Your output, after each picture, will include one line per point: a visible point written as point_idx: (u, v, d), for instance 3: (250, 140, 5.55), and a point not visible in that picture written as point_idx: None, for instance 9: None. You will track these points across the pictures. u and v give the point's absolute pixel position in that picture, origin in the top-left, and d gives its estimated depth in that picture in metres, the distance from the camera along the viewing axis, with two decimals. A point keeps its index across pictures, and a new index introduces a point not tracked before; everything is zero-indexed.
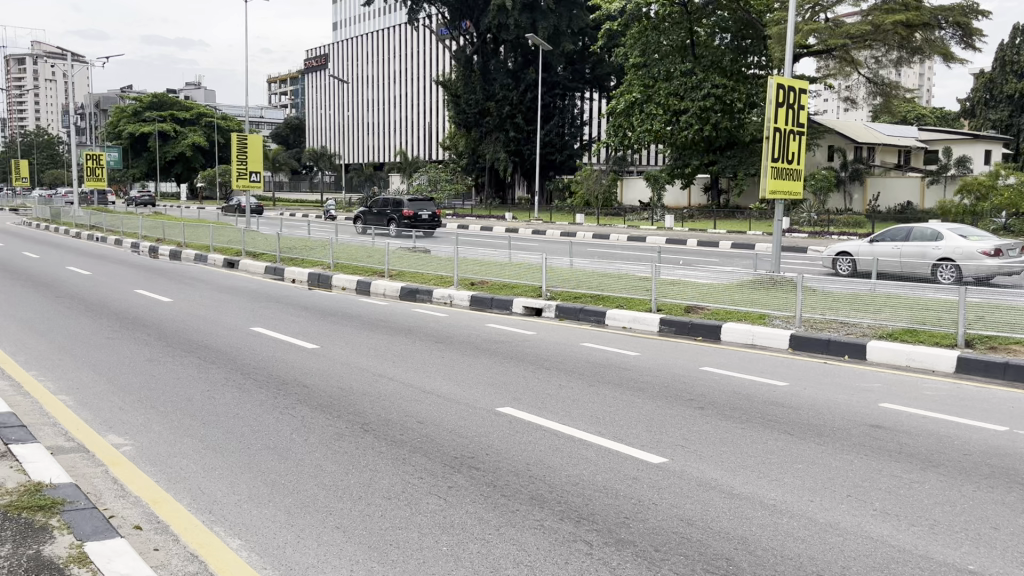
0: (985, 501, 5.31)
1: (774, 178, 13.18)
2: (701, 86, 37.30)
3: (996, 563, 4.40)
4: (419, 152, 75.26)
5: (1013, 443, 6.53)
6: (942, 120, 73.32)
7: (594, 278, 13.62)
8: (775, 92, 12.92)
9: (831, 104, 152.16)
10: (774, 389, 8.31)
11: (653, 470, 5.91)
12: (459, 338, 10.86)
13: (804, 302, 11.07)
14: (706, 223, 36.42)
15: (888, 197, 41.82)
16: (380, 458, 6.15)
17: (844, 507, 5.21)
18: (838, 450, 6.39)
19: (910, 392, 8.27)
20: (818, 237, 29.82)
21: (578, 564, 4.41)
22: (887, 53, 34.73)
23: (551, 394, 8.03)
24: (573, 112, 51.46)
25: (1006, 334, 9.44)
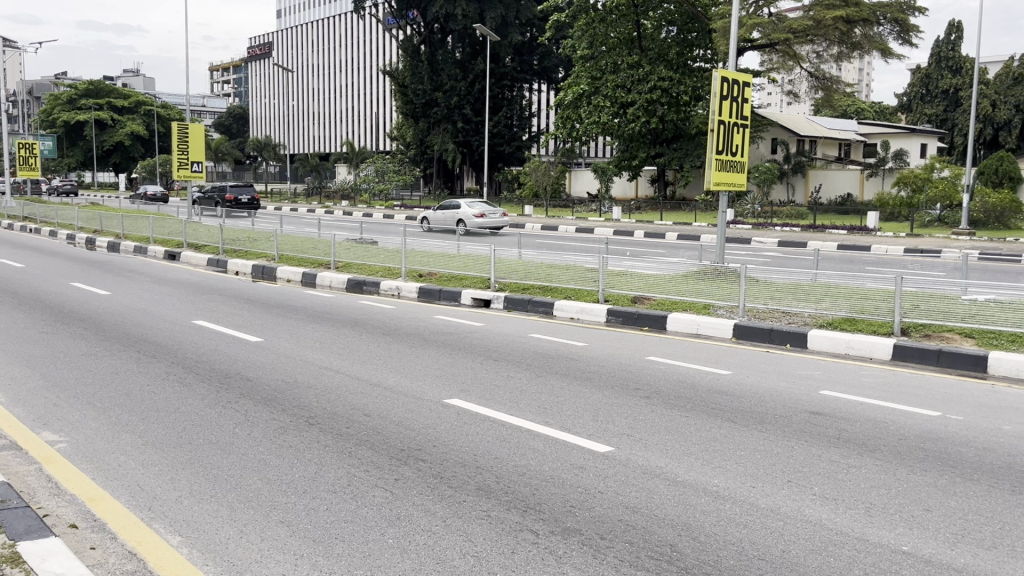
0: (919, 483, 5.48)
1: (718, 170, 13.36)
2: (647, 79, 37.68)
3: (929, 543, 4.55)
4: (367, 142, 74.60)
5: (946, 428, 6.75)
6: (880, 114, 75.25)
7: (542, 269, 13.65)
8: (719, 85, 13.08)
9: (776, 97, 154.89)
10: (718, 378, 8.46)
11: (599, 459, 5.96)
12: (407, 330, 10.80)
13: (746, 292, 11.26)
14: (652, 215, 36.80)
15: (830, 189, 42.77)
16: (325, 451, 6.09)
17: (784, 492, 5.32)
18: (781, 437, 6.52)
19: (849, 379, 8.48)
20: (762, 229, 30.36)
21: (524, 554, 4.43)
22: (828, 48, 35.56)
23: (499, 385, 8.04)
24: (522, 103, 51.50)
25: (939, 323, 9.76)
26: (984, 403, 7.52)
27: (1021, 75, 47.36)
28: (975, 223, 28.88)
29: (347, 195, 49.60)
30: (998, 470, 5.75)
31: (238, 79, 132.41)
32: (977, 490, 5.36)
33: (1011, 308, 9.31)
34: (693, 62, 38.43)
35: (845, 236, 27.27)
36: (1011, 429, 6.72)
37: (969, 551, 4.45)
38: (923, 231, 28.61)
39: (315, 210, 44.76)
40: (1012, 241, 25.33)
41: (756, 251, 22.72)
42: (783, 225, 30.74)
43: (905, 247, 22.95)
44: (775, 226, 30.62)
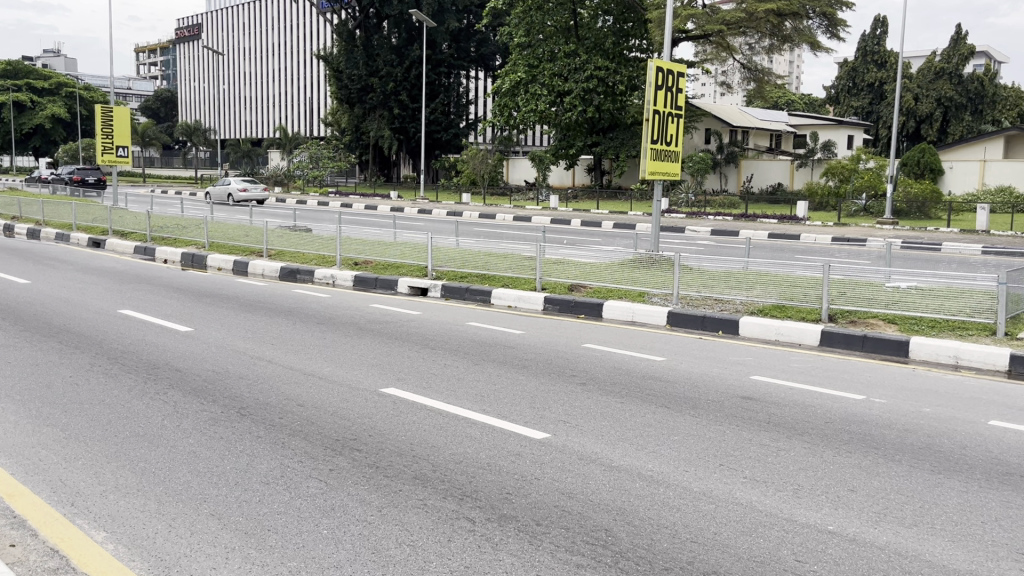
0: (844, 464, 5.65)
1: (653, 159, 13.51)
2: (584, 68, 37.89)
3: (854, 522, 4.69)
4: (300, 128, 73.53)
5: (870, 411, 6.98)
6: (810, 106, 76.97)
7: (479, 258, 13.63)
8: (654, 75, 13.21)
9: (709, 88, 157.62)
10: (653, 364, 8.58)
11: (536, 446, 5.99)
12: (342, 319, 10.67)
13: (681, 280, 11.45)
14: (589, 204, 37.08)
15: (761, 179, 43.69)
16: (257, 443, 5.97)
17: (716, 476, 5.43)
18: (713, 421, 6.65)
19: (779, 364, 8.69)
20: (696, 218, 30.86)
21: (460, 542, 4.42)
22: (760, 40, 36.21)
23: (436, 373, 8.01)
24: (459, 90, 51.27)
25: (863, 309, 10.10)
26: (905, 386, 7.81)
27: (942, 69, 49.01)
28: (899, 213, 29.93)
29: (280, 181, 48.62)
30: (918, 451, 5.97)
31: (165, 60, 128.31)
32: (898, 470, 5.56)
33: (931, 294, 9.69)
34: (629, 52, 38.71)
35: (776, 226, 27.89)
36: (931, 411, 6.99)
37: (891, 529, 4.61)
38: (849, 221, 29.45)
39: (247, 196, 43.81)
40: (932, 231, 26.25)
41: (690, 239, 23.13)
42: (716, 214, 31.28)
43: (832, 236, 23.63)
44: (709, 216, 31.16)
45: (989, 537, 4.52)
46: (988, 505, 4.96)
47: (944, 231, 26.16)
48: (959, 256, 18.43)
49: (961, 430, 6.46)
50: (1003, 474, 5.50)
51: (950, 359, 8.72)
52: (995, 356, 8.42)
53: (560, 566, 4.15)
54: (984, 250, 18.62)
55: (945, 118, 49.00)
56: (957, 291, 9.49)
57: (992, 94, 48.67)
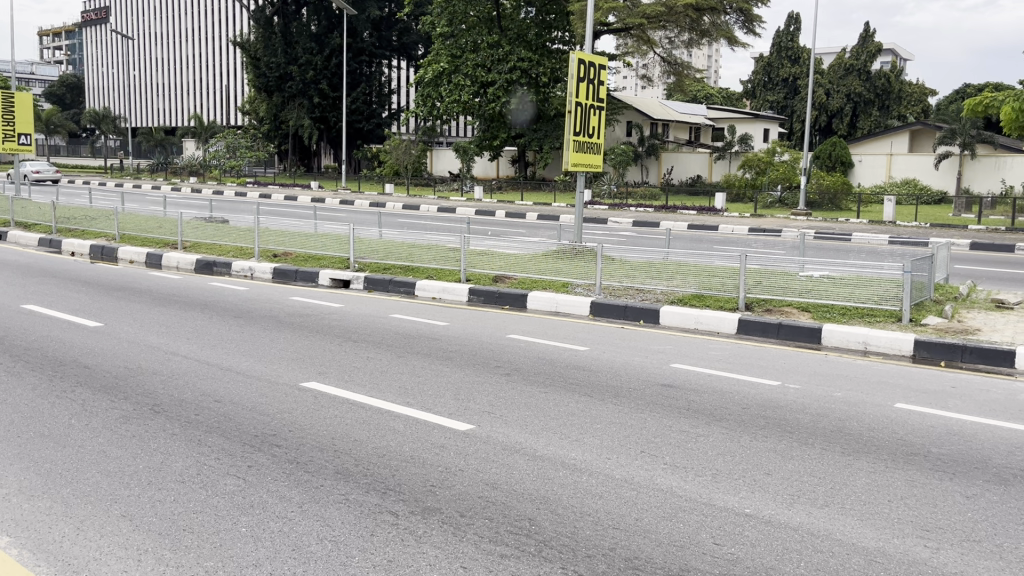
0: (761, 449, 5.80)
1: (576, 151, 13.61)
2: (507, 59, 37.90)
3: (769, 504, 4.83)
4: (217, 117, 71.55)
5: (785, 396, 7.19)
6: (727, 100, 78.69)
7: (403, 249, 13.50)
8: (576, 67, 13.29)
9: (629, 81, 159.80)
10: (576, 354, 8.64)
11: (460, 437, 5.97)
12: (261, 312, 10.41)
13: (603, 270, 11.60)
14: (513, 195, 37.17)
15: (681, 171, 44.49)
16: (172, 440, 5.79)
17: (638, 462, 5.52)
18: (634, 409, 6.75)
19: (698, 352, 8.88)
20: (618, 210, 31.25)
21: (383, 535, 4.38)
22: (679, 35, 36.86)
23: (358, 367, 7.89)
24: (380, 80, 50.68)
25: (778, 297, 10.40)
26: (818, 372, 8.07)
27: (851, 65, 50.75)
28: (812, 204, 30.72)
29: (195, 171, 47.08)
30: (830, 434, 6.17)
31: (72, 46, 122.68)
32: (812, 453, 5.74)
33: (842, 284, 10.04)
34: (551, 43, 38.87)
35: (695, 217, 28.49)
36: (841, 395, 7.24)
37: (805, 510, 4.75)
38: (765, 212, 30.22)
39: (159, 186, 42.41)
40: (843, 222, 27.16)
41: (612, 231, 23.39)
42: (637, 206, 31.74)
43: (748, 227, 24.21)
44: (630, 208, 31.59)
45: (895, 514, 4.71)
46: (894, 484, 5.17)
47: (854, 222, 27.16)
48: (865, 246, 19.15)
49: (870, 412, 6.73)
50: (907, 454, 5.74)
51: (860, 345, 9.05)
52: (900, 341, 8.80)
53: (484, 556, 4.15)
54: (889, 240, 19.36)
55: (854, 113, 50.81)
56: (866, 279, 9.87)
57: (898, 91, 50.71)
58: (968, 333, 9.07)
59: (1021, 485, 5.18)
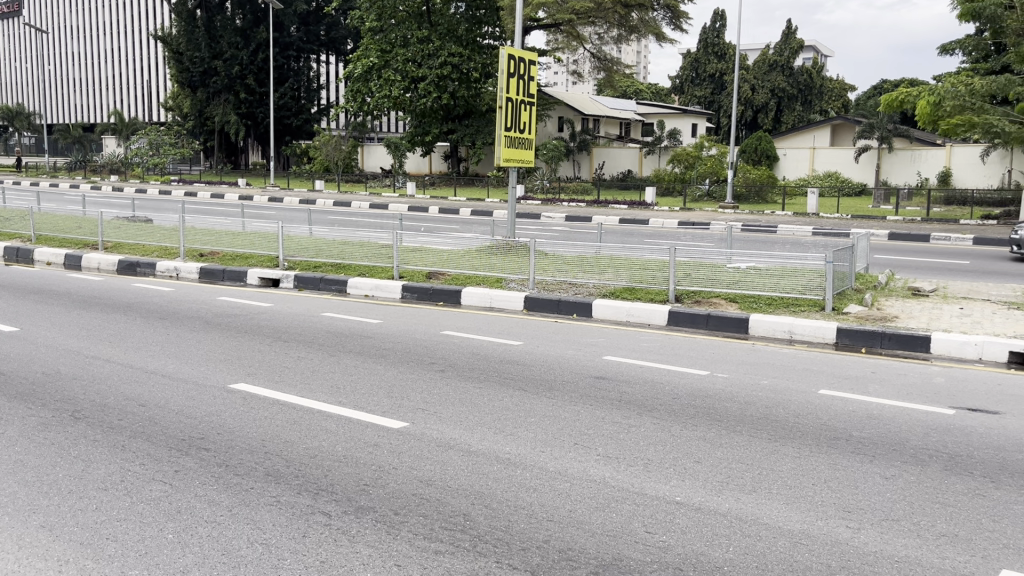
0: (691, 438, 5.91)
1: (507, 147, 13.61)
2: (437, 55, 37.74)
3: (699, 492, 4.93)
4: (138, 113, 69.41)
5: (713, 386, 7.34)
6: (656, 94, 79.76)
7: (335, 246, 13.33)
8: (506, 63, 13.29)
9: (560, 77, 161.06)
10: (509, 349, 8.66)
11: (394, 435, 5.93)
12: (187, 314, 10.15)
13: (536, 265, 11.63)
14: (446, 190, 37.04)
15: (612, 165, 44.94)
16: (94, 446, 5.62)
17: (571, 454, 5.56)
18: (568, 401, 6.81)
19: (630, 344, 9.00)
20: (552, 204, 31.51)
21: (315, 536, 4.33)
22: (608, 31, 37.22)
23: (289, 367, 7.76)
24: (308, 75, 49.98)
25: (707, 289, 10.61)
26: (744, 360, 8.27)
27: (775, 61, 52.02)
28: (739, 197, 31.52)
29: (116, 169, 45.68)
30: (756, 421, 6.34)
31: None
32: (739, 440, 5.87)
33: (767, 274, 10.30)
34: (482, 39, 38.89)
35: (626, 211, 28.92)
36: (767, 382, 7.45)
37: (733, 496, 4.86)
38: (694, 205, 30.77)
39: (78, 184, 40.98)
40: (769, 214, 27.81)
41: (544, 225, 23.57)
42: (570, 201, 32.02)
43: (678, 220, 24.60)
44: (563, 202, 31.87)
45: (819, 497, 4.86)
46: (817, 468, 5.33)
47: (779, 214, 27.91)
48: (789, 238, 19.66)
49: (794, 399, 6.93)
50: (831, 438, 5.92)
51: (785, 334, 9.31)
52: (823, 329, 9.08)
53: (418, 554, 4.13)
54: (812, 232, 19.93)
55: (779, 107, 52.12)
56: (791, 270, 10.13)
57: (819, 86, 52.23)
58: (887, 320, 9.43)
59: (936, 464, 5.40)
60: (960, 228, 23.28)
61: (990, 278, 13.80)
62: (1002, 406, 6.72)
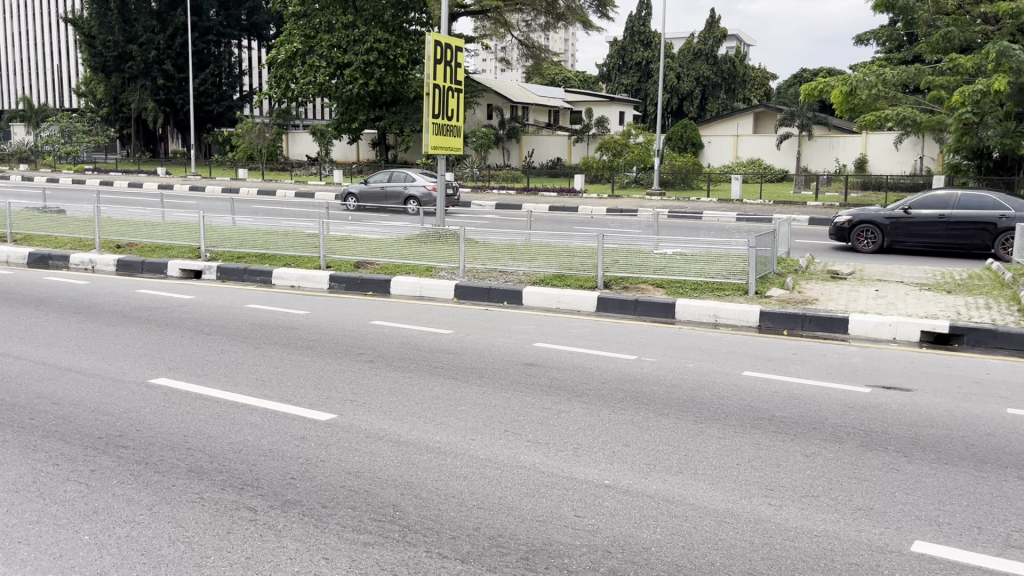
0: (619, 422, 5.98)
1: (435, 134, 13.51)
2: (363, 40, 37.21)
3: (627, 475, 4.99)
4: (48, 99, 66.40)
5: (642, 370, 7.43)
6: (584, 82, 80.17)
7: (260, 236, 13.04)
8: (433, 49, 13.16)
9: (488, 64, 160.48)
10: (440, 337, 8.62)
11: (321, 428, 5.84)
12: (104, 307, 9.81)
13: (466, 253, 11.56)
14: (375, 178, 36.58)
15: (542, 153, 45.06)
16: (4, 448, 5.37)
17: (501, 441, 5.57)
18: (498, 389, 6.82)
19: (560, 330, 9.07)
20: (481, 192, 31.47)
21: (240, 532, 4.23)
22: (535, 18, 37.28)
23: (211, 360, 7.58)
24: (230, 61, 48.69)
25: (634, 275, 10.76)
26: (672, 344, 8.40)
27: (699, 50, 52.85)
28: (666, 184, 31.92)
29: (26, 158, 43.83)
30: (682, 403, 6.45)
31: None
32: (666, 423, 5.97)
33: (692, 259, 10.50)
34: (409, 24, 38.42)
35: (555, 198, 29.08)
36: (693, 365, 7.59)
37: (660, 478, 4.94)
38: (622, 192, 31.15)
39: None
40: (694, 201, 28.32)
41: (475, 213, 23.51)
42: (500, 188, 32.07)
43: (606, 208, 24.84)
44: (494, 190, 31.85)
45: (742, 476, 4.98)
46: (741, 448, 5.45)
47: (704, 201, 28.45)
48: (714, 224, 20.03)
49: (719, 380, 7.09)
50: (754, 418, 6.07)
51: (710, 317, 9.51)
52: (747, 313, 9.30)
53: (347, 546, 4.08)
54: (736, 217, 20.35)
55: (703, 95, 52.99)
56: (716, 255, 10.34)
57: (742, 75, 53.25)
58: (807, 302, 9.71)
59: (853, 440, 5.59)
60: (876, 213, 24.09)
61: (904, 261, 14.29)
62: (914, 383, 7.00)
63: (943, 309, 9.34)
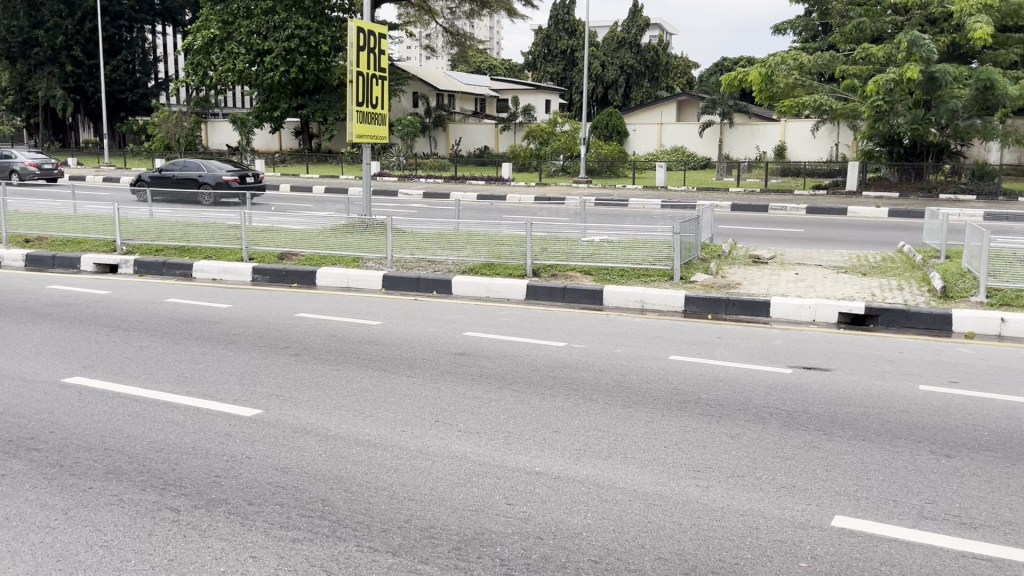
0: (550, 409, 6.01)
1: (360, 122, 13.31)
2: (284, 27, 36.44)
3: (557, 461, 5.02)
4: None
5: (570, 356, 7.48)
6: (510, 71, 80.10)
7: (178, 228, 12.69)
8: (355, 36, 12.95)
9: (413, 53, 158.99)
10: (369, 329, 8.51)
11: (247, 423, 5.70)
12: (11, 304, 9.37)
13: (393, 243, 11.45)
14: (298, 167, 35.87)
15: (469, 141, 44.90)
16: None
17: (432, 432, 5.53)
18: (429, 379, 6.77)
19: (488, 319, 9.06)
20: (408, 181, 31.24)
21: (163, 533, 4.10)
22: (460, 5, 37.06)
23: (129, 356, 7.33)
24: (144, 47, 47.06)
25: (563, 263, 10.81)
26: (599, 331, 8.48)
27: (623, 39, 53.36)
28: (592, 172, 32.22)
29: None
30: (612, 388, 6.52)
31: None
32: (595, 408, 6.03)
33: (619, 246, 10.61)
34: (331, 11, 37.75)
35: (482, 187, 29.11)
36: (621, 350, 7.68)
37: (590, 463, 4.98)
38: (549, 180, 31.32)
39: None
40: (620, 188, 28.71)
41: (401, 202, 23.30)
42: (427, 177, 31.86)
43: (534, 196, 24.93)
44: (420, 179, 31.63)
45: (670, 458, 5.06)
46: (669, 431, 5.54)
47: (629, 188, 28.84)
48: (639, 210, 20.33)
49: (647, 365, 7.18)
50: (681, 401, 6.17)
51: (637, 303, 9.64)
52: (672, 298, 9.47)
53: (274, 544, 3.99)
54: (660, 204, 20.70)
55: (627, 84, 53.58)
56: (642, 243, 10.50)
57: (665, 63, 53.97)
58: (730, 287, 9.92)
59: (775, 421, 5.74)
60: (795, 198, 24.87)
61: (820, 245, 14.75)
62: (832, 363, 7.25)
63: (860, 291, 9.66)
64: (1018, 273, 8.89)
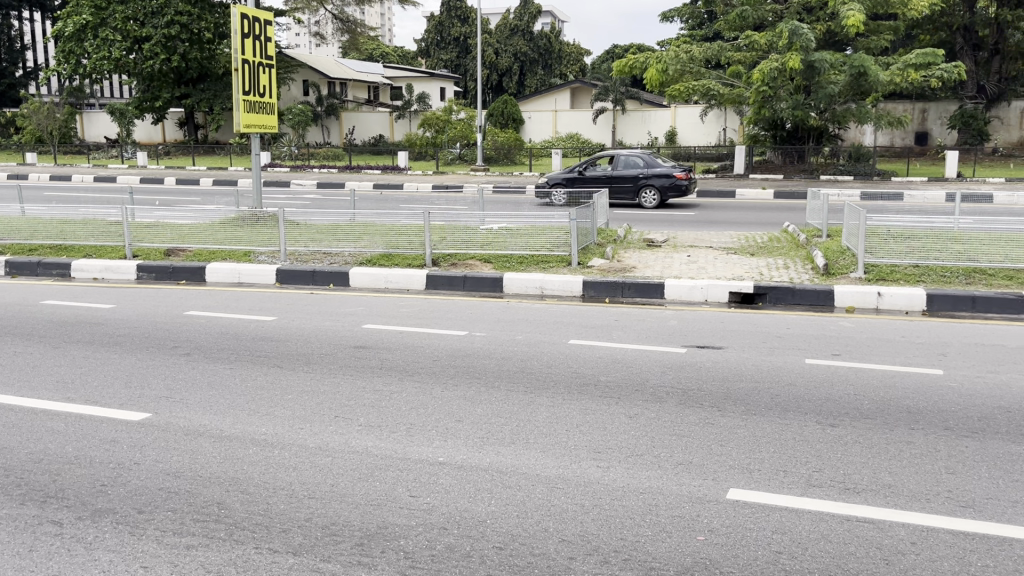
0: (452, 398, 5.98)
1: (247, 112, 12.87)
2: (163, 12, 34.91)
3: (460, 451, 4.99)
4: None
5: (471, 345, 7.47)
6: (404, 57, 79.07)
7: (53, 226, 11.99)
8: (239, 22, 12.46)
9: (303, 40, 154.87)
10: (263, 325, 8.28)
11: (135, 428, 5.45)
12: None
13: (286, 235, 11.14)
14: (183, 159, 34.51)
15: (363, 130, 44.19)
16: None
17: (331, 428, 5.41)
18: (327, 374, 6.63)
19: (387, 310, 8.94)
20: (301, 172, 30.58)
21: (44, 549, 3.87)
22: None
23: (1, 364, 6.86)
24: (10, 34, 44.25)
25: (462, 251, 10.77)
26: (499, 318, 8.50)
27: (515, 26, 53.48)
28: (489, 159, 32.31)
29: None
30: (513, 374, 6.55)
31: None
32: (497, 395, 6.03)
33: (519, 234, 10.66)
34: None
35: (378, 176, 28.77)
36: (521, 337, 7.71)
37: (493, 450, 4.98)
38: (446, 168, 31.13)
39: None
40: (516, 175, 28.81)
41: (295, 194, 22.76)
42: (320, 167, 31.24)
43: (431, 184, 24.76)
44: (314, 169, 30.97)
45: (572, 441, 5.11)
46: (570, 415, 5.59)
47: (526, 175, 29.01)
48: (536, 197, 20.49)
49: (547, 350, 7.25)
50: (581, 384, 6.25)
51: (537, 290, 9.72)
52: (570, 284, 9.60)
53: (167, 552, 3.82)
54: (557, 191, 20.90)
55: (521, 72, 53.83)
56: (541, 229, 10.57)
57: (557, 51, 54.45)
58: (626, 271, 10.10)
59: (673, 399, 5.87)
60: None
61: (709, 226, 15.20)
62: (725, 341, 7.47)
63: (748, 271, 9.99)
64: (891, 250, 9.42)
